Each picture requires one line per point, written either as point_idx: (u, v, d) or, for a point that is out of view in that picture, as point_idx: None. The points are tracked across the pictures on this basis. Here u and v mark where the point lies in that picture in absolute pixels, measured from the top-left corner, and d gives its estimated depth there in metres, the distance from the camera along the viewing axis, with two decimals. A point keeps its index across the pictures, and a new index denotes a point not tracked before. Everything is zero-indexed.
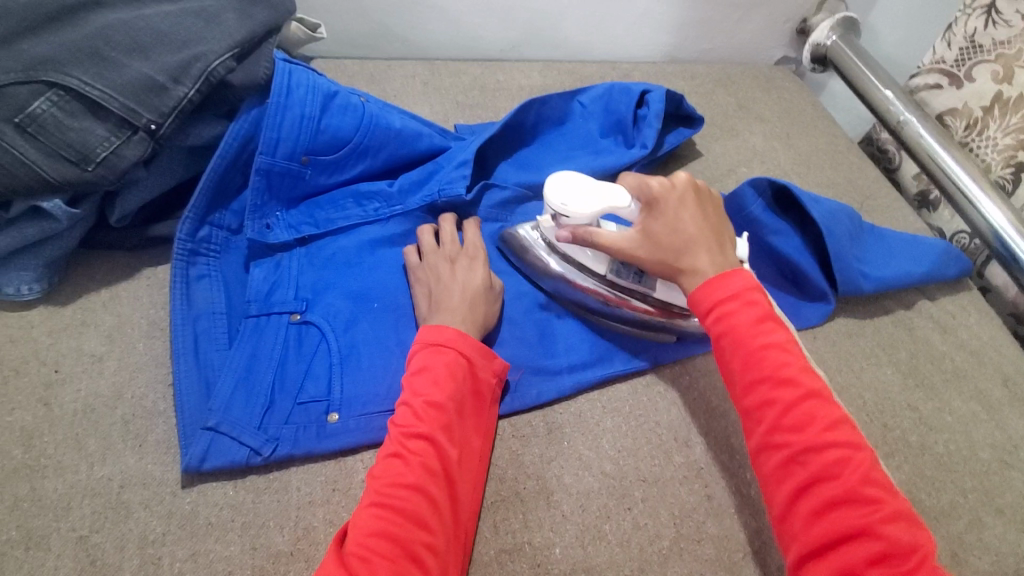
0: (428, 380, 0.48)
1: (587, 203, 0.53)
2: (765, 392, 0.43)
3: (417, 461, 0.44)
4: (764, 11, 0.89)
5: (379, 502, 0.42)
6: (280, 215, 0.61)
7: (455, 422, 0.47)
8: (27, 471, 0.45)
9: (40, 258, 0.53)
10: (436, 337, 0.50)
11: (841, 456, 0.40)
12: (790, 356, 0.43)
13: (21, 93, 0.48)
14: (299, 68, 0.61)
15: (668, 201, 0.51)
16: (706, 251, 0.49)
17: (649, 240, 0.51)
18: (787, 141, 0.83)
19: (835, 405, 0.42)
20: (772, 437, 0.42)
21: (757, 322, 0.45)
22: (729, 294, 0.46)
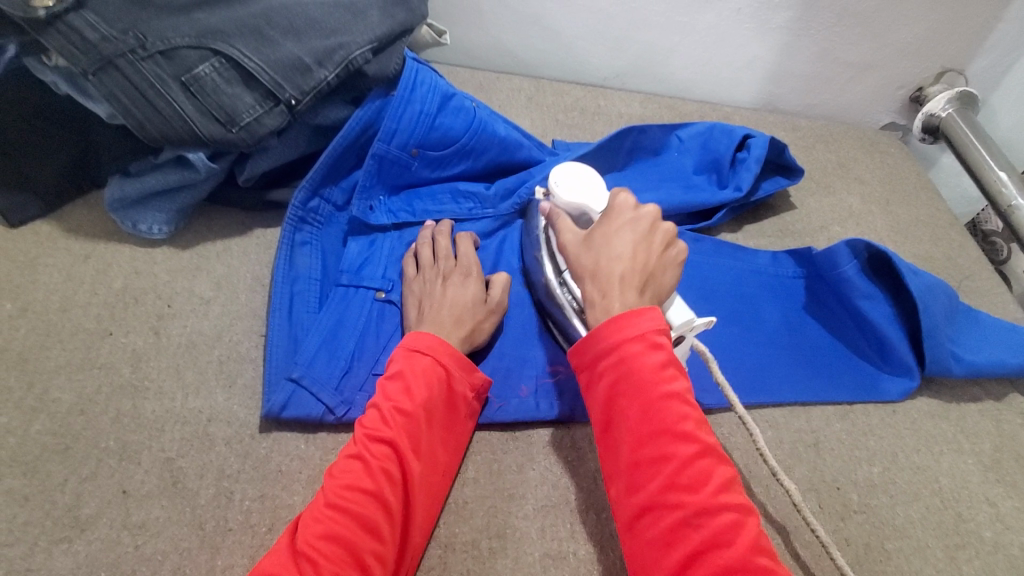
0: (400, 387, 0.46)
1: (573, 193, 0.57)
2: (661, 445, 0.39)
3: (378, 466, 0.43)
4: (875, 74, 0.86)
5: (333, 503, 0.41)
6: (382, 199, 0.65)
7: (422, 431, 0.46)
8: (131, 389, 0.50)
9: (174, 202, 0.59)
10: (415, 342, 0.49)
11: (735, 519, 0.37)
12: (688, 408, 0.40)
13: (191, 56, 0.54)
14: (426, 69, 0.65)
15: (621, 223, 0.48)
16: (618, 283, 0.45)
17: (584, 249, 0.49)
18: (886, 207, 0.80)
19: (727, 465, 0.39)
20: (665, 495, 0.38)
21: (661, 368, 0.41)
22: (637, 334, 0.42)
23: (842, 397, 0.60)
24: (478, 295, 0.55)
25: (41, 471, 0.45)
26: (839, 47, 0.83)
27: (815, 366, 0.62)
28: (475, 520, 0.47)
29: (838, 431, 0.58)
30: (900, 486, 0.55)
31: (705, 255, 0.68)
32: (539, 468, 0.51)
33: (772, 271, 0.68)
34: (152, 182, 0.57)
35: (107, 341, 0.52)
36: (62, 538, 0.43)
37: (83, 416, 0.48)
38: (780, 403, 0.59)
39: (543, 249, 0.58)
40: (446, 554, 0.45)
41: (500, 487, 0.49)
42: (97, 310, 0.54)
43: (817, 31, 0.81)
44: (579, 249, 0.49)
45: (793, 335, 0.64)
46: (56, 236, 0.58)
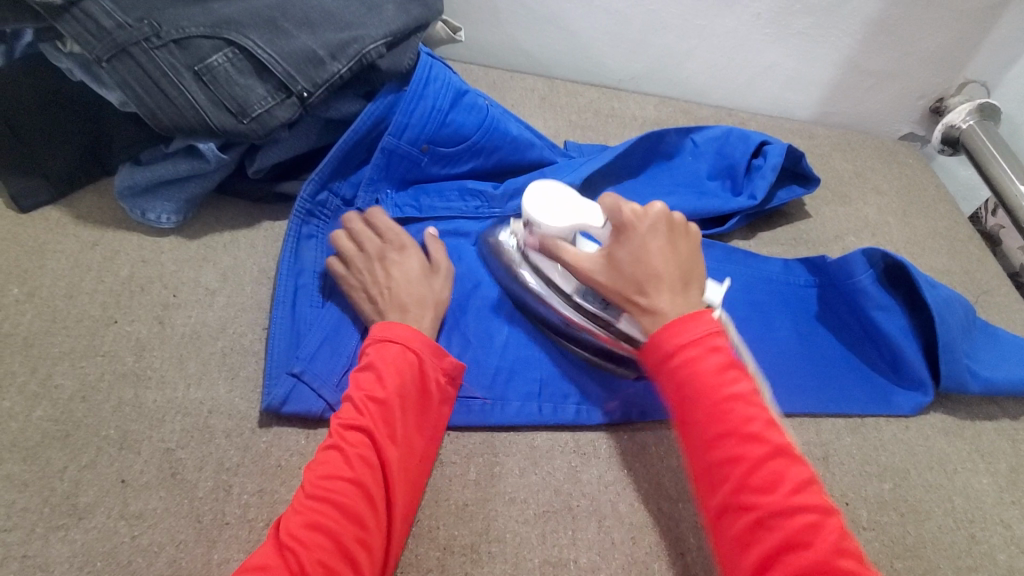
0: (371, 375, 0.46)
1: (561, 217, 0.53)
2: (730, 447, 0.39)
3: (355, 454, 0.43)
4: (896, 83, 0.85)
5: (314, 495, 0.41)
6: (389, 193, 0.64)
7: (397, 417, 0.45)
8: (133, 377, 0.50)
9: (183, 192, 0.58)
10: (381, 332, 0.49)
11: (814, 521, 0.36)
12: (755, 409, 0.40)
13: (204, 46, 0.54)
14: (440, 65, 0.65)
15: (643, 236, 0.47)
16: (668, 290, 0.45)
17: (614, 270, 0.48)
18: (903, 218, 0.79)
19: (802, 464, 0.39)
20: (737, 497, 0.38)
21: (722, 369, 0.41)
22: (693, 338, 0.42)
23: (852, 411, 0.59)
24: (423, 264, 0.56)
25: (41, 458, 0.45)
26: (859, 55, 0.81)
27: (825, 377, 0.60)
28: (475, 523, 0.46)
29: (848, 445, 0.57)
30: (912, 504, 0.54)
31: (716, 262, 0.67)
32: (541, 472, 0.50)
33: (784, 279, 0.67)
34: (162, 171, 0.57)
35: (112, 329, 0.52)
36: (59, 525, 0.42)
37: (85, 403, 0.48)
38: (789, 415, 0.58)
39: (529, 267, 0.57)
40: (444, 557, 0.45)
41: (501, 490, 0.48)
42: (103, 297, 0.54)
43: (838, 37, 0.80)
44: (611, 276, 0.48)
45: (804, 346, 0.62)
46: (66, 223, 0.58)
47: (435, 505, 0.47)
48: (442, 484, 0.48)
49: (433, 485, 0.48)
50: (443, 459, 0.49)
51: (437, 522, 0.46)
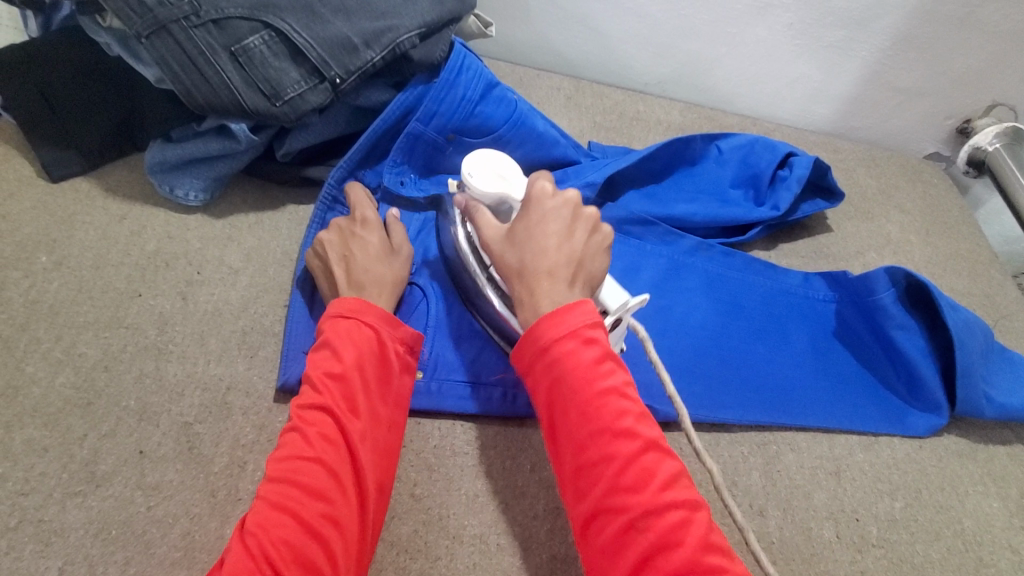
0: (326, 354, 0.45)
1: (489, 182, 0.52)
2: (602, 445, 0.38)
3: (314, 431, 0.42)
4: (923, 102, 0.84)
5: (276, 478, 0.40)
6: (413, 178, 0.65)
7: (358, 391, 0.44)
8: (155, 351, 0.50)
9: (211, 171, 0.59)
10: (338, 308, 0.48)
11: (682, 517, 0.35)
12: (627, 403, 0.39)
13: (242, 27, 0.54)
14: (472, 56, 0.65)
15: (541, 214, 0.47)
16: (545, 278, 0.44)
17: (507, 245, 0.47)
18: (925, 238, 0.78)
19: (675, 459, 0.38)
20: (609, 499, 0.37)
21: (596, 363, 0.40)
22: (569, 330, 0.40)
23: (866, 428, 0.58)
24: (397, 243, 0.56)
25: (62, 424, 0.46)
26: (889, 72, 0.81)
27: (840, 392, 0.60)
28: (485, 514, 0.46)
29: (860, 461, 0.57)
30: (922, 524, 0.54)
31: (736, 271, 0.66)
32: (552, 468, 0.50)
33: (803, 293, 0.66)
34: (192, 150, 0.58)
35: (136, 302, 0.53)
36: (77, 492, 0.43)
37: (107, 373, 0.48)
38: (804, 427, 0.57)
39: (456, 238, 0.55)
40: (454, 545, 0.45)
41: (512, 483, 0.48)
42: (129, 270, 0.54)
43: (869, 53, 0.79)
44: (500, 246, 0.47)
45: (821, 360, 0.62)
46: (94, 195, 0.59)
47: (446, 495, 0.47)
48: (454, 474, 0.48)
49: (445, 475, 0.48)
50: (456, 450, 0.50)
51: (449, 511, 0.46)
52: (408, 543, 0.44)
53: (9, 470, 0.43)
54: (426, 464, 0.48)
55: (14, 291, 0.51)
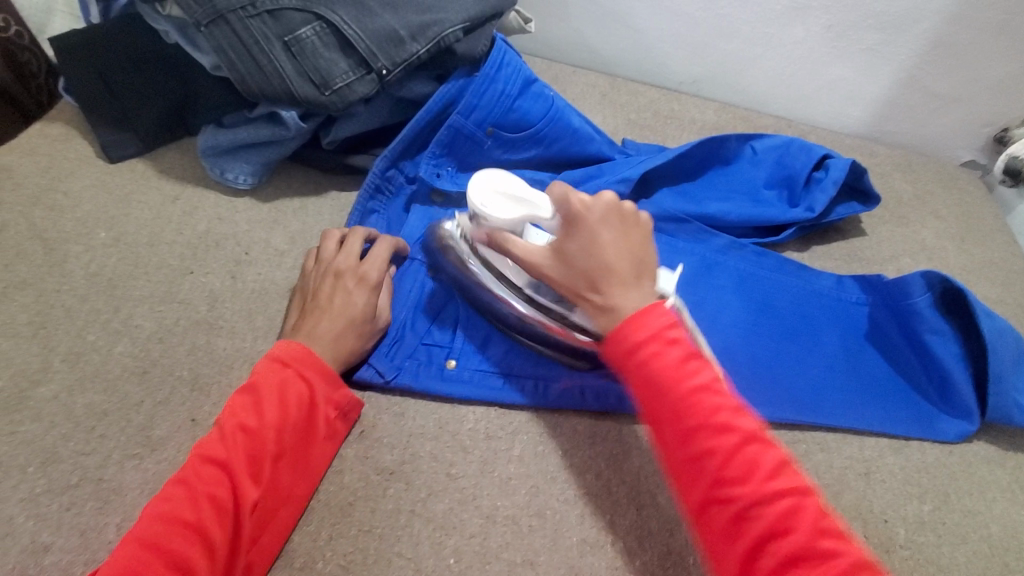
0: (249, 403, 0.44)
1: (507, 208, 0.50)
2: (701, 441, 0.38)
3: (204, 491, 0.40)
4: (963, 108, 0.82)
5: (145, 540, 0.38)
6: (451, 171, 0.66)
7: (266, 458, 0.43)
8: (206, 325, 0.53)
9: (261, 156, 0.61)
10: (280, 352, 0.47)
11: (792, 505, 0.36)
12: (721, 397, 0.40)
13: (295, 19, 0.56)
14: (512, 52, 0.66)
15: (588, 228, 0.46)
16: (621, 288, 0.44)
17: (567, 267, 0.46)
18: (960, 245, 0.77)
19: (776, 448, 0.38)
20: (714, 492, 0.38)
21: (682, 361, 0.40)
22: (652, 332, 0.41)
23: (896, 432, 0.58)
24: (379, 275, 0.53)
25: (120, 390, 0.48)
26: (928, 76, 0.80)
27: (871, 395, 0.60)
28: (518, 496, 0.48)
29: (887, 463, 0.57)
30: (949, 527, 0.53)
31: (768, 271, 0.66)
32: (584, 456, 0.51)
33: (835, 295, 0.66)
34: (244, 135, 0.60)
35: (188, 279, 0.55)
36: (134, 454, 0.45)
37: (161, 344, 0.51)
38: (833, 428, 0.58)
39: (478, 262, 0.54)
40: (487, 524, 0.46)
41: (544, 468, 0.50)
42: (181, 249, 0.57)
43: (907, 57, 0.78)
44: (562, 272, 0.47)
45: (852, 363, 0.62)
46: (150, 175, 0.62)
47: (480, 476, 0.49)
48: (488, 456, 0.50)
49: (479, 457, 0.50)
50: (489, 433, 0.51)
51: (482, 491, 0.48)
52: (444, 519, 0.46)
53: (72, 430, 0.46)
54: (461, 446, 0.50)
55: (75, 264, 0.54)
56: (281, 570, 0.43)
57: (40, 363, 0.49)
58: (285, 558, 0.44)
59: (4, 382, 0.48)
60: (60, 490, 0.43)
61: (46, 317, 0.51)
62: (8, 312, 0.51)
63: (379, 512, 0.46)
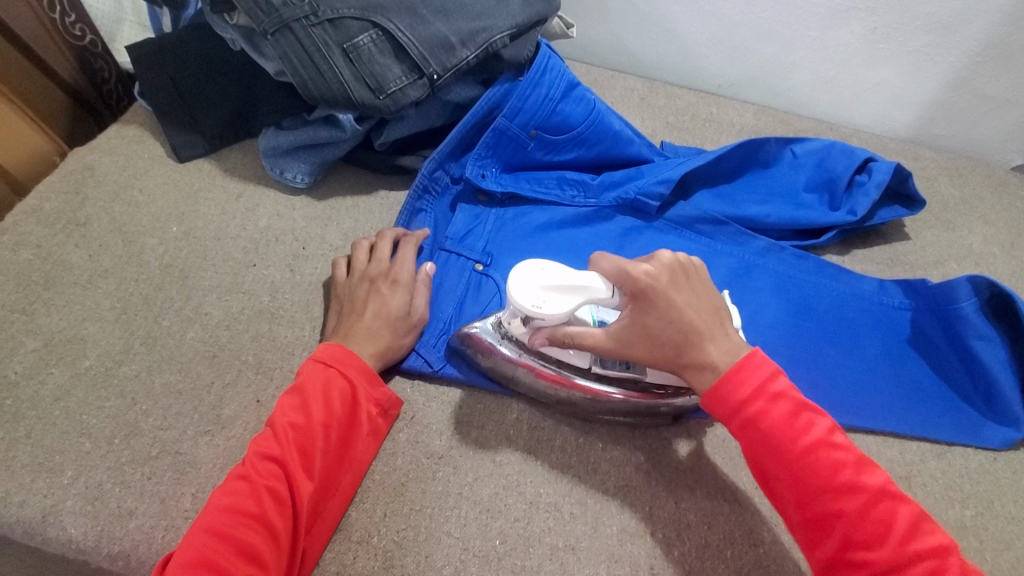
0: (297, 402, 0.47)
1: (561, 301, 0.47)
2: (827, 503, 0.40)
3: (263, 484, 0.43)
4: (1015, 111, 0.80)
5: (211, 529, 0.41)
6: (495, 172, 0.69)
7: (317, 453, 0.46)
8: (268, 314, 0.56)
9: (316, 157, 0.65)
10: (322, 354, 0.50)
11: (932, 566, 0.38)
12: (841, 454, 0.41)
13: (354, 27, 0.59)
14: (556, 57, 0.68)
15: (665, 298, 0.45)
16: (716, 344, 0.45)
17: (651, 340, 0.46)
18: (1010, 250, 0.75)
19: (907, 504, 0.40)
20: (846, 553, 0.39)
21: (791, 416, 0.42)
22: (757, 387, 0.43)
23: (938, 437, 0.58)
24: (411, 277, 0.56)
25: (192, 371, 0.52)
26: (977, 78, 0.78)
27: (913, 399, 0.60)
28: (561, 484, 0.50)
29: (929, 467, 0.56)
30: (993, 533, 0.53)
31: (807, 274, 0.67)
32: (624, 448, 0.52)
33: (877, 299, 0.66)
34: (302, 137, 0.64)
35: (251, 270, 0.59)
36: (206, 431, 0.49)
37: (228, 331, 0.55)
38: (873, 431, 0.58)
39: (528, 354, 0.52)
40: (531, 509, 0.49)
41: (586, 459, 0.51)
42: (245, 242, 0.61)
43: (957, 60, 0.77)
44: (650, 347, 0.46)
45: (893, 367, 0.61)
46: (216, 174, 0.66)
47: (524, 463, 0.51)
48: (531, 445, 0.52)
49: (523, 445, 0.52)
50: (532, 423, 0.53)
51: (526, 477, 0.50)
52: (489, 503, 0.49)
53: (151, 407, 0.50)
54: (505, 434, 0.52)
55: (151, 255, 0.59)
56: (339, 542, 0.46)
57: (122, 345, 0.53)
58: (343, 532, 0.47)
59: (91, 361, 0.52)
60: (143, 460, 0.48)
61: (126, 305, 0.56)
62: (93, 298, 0.56)
63: (429, 493, 0.49)
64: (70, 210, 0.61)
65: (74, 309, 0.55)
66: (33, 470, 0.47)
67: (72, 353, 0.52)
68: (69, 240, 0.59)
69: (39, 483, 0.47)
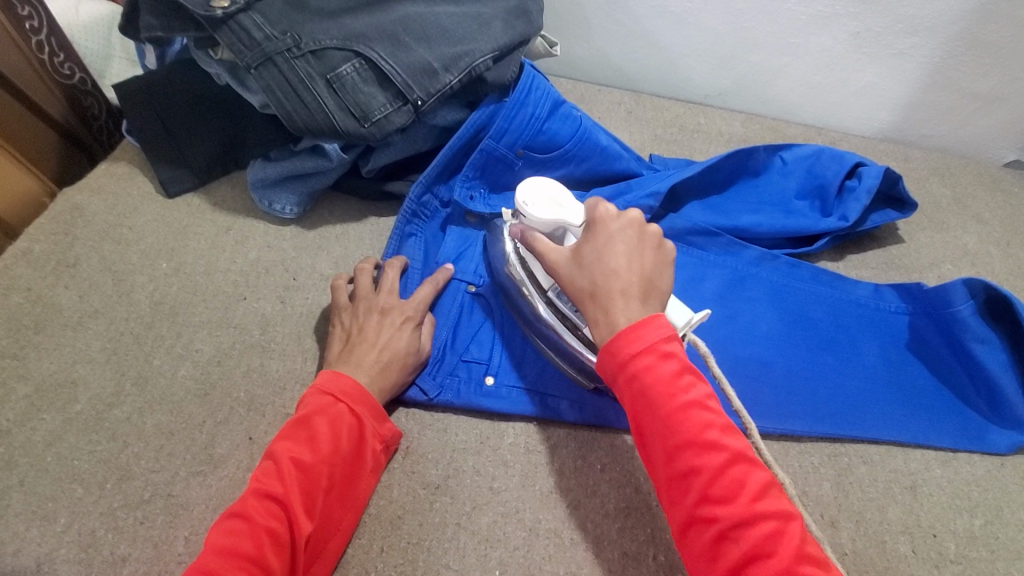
0: (303, 437, 0.46)
1: (543, 209, 0.53)
2: (690, 458, 0.39)
3: (262, 525, 0.42)
4: (1003, 109, 0.80)
5: (207, 571, 0.39)
6: (483, 193, 0.68)
7: (320, 492, 0.45)
8: (260, 348, 0.56)
9: (304, 187, 0.65)
10: (331, 386, 0.49)
11: (776, 527, 0.37)
12: (711, 414, 0.40)
13: (336, 57, 0.60)
14: (540, 77, 0.69)
15: (607, 236, 0.47)
16: (620, 297, 0.44)
17: (575, 269, 0.47)
18: (1007, 249, 0.75)
19: (764, 470, 0.39)
20: (700, 509, 0.38)
21: (676, 376, 0.41)
22: (646, 343, 0.41)
23: (944, 444, 0.57)
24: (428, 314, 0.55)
25: (183, 411, 0.52)
26: (965, 77, 0.78)
27: (915, 406, 0.59)
28: (559, 510, 0.49)
29: (937, 476, 0.55)
30: (1005, 542, 0.52)
31: (802, 282, 0.66)
32: (623, 470, 0.51)
33: (873, 305, 0.65)
34: (289, 168, 0.64)
35: (241, 304, 0.59)
36: (198, 471, 0.49)
37: (219, 367, 0.54)
38: (877, 441, 0.57)
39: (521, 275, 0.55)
40: (530, 537, 0.48)
41: (584, 482, 0.51)
42: (234, 276, 0.61)
43: (942, 60, 0.77)
44: (570, 270, 0.47)
45: (893, 373, 0.61)
46: (204, 209, 0.66)
47: (522, 489, 0.50)
48: (529, 470, 0.51)
49: (520, 471, 0.51)
50: (529, 448, 0.53)
51: (524, 504, 0.49)
52: (488, 532, 0.48)
53: (143, 449, 0.50)
54: (502, 460, 0.52)
55: (141, 293, 0.59)
56: None
57: (113, 387, 0.53)
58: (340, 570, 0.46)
59: (82, 404, 0.52)
60: (135, 504, 0.47)
61: (117, 345, 0.55)
62: (83, 340, 0.55)
63: (426, 526, 0.48)
64: (60, 252, 0.61)
65: (66, 352, 0.55)
66: (26, 517, 0.46)
67: (63, 397, 0.52)
68: (60, 282, 0.59)
69: (31, 531, 0.46)
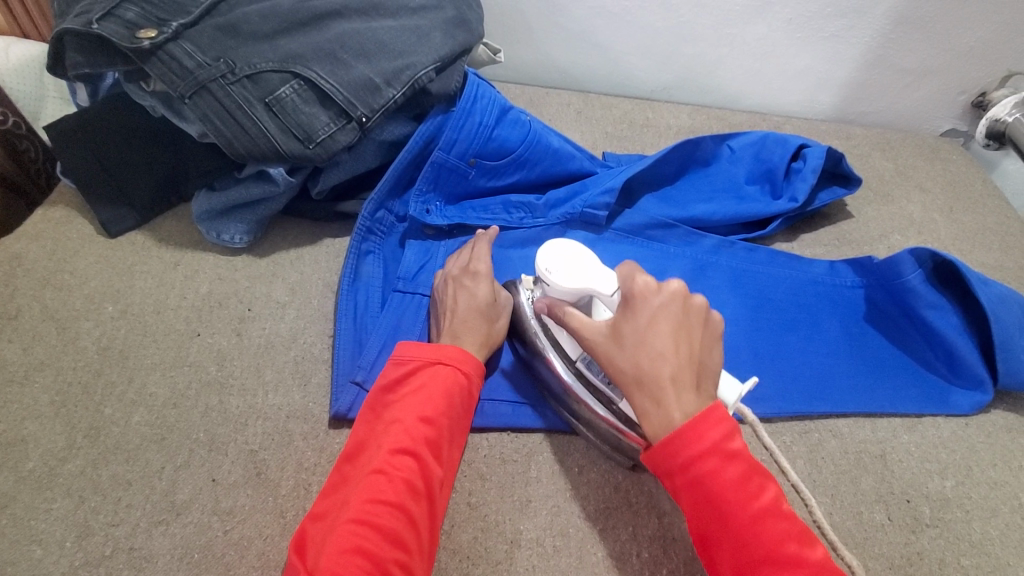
0: (421, 397, 0.47)
1: (571, 276, 0.51)
2: (766, 573, 0.37)
3: (398, 476, 0.43)
4: (934, 81, 0.84)
5: (359, 519, 0.41)
6: (439, 205, 0.68)
7: (444, 442, 0.47)
8: (218, 385, 0.54)
9: (253, 215, 0.63)
10: (438, 354, 0.50)
11: None
12: (784, 522, 0.38)
13: (274, 80, 0.58)
14: (485, 84, 0.68)
15: (651, 315, 0.43)
16: (669, 387, 0.41)
17: (615, 349, 0.44)
18: (949, 215, 0.78)
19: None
20: None
21: (744, 480, 0.39)
22: (712, 446, 0.39)
23: (909, 410, 0.58)
24: (488, 296, 0.56)
25: (141, 458, 0.49)
26: (895, 54, 0.81)
27: (878, 375, 0.60)
28: (539, 518, 0.48)
29: (906, 443, 0.57)
30: (977, 501, 0.53)
31: (759, 265, 0.67)
32: (600, 470, 0.51)
33: (829, 281, 0.66)
34: (235, 196, 0.62)
35: (195, 341, 0.57)
36: (160, 520, 0.47)
37: (176, 409, 0.52)
38: (844, 413, 0.58)
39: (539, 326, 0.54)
40: (513, 549, 0.47)
41: (562, 486, 0.50)
42: (186, 312, 0.59)
43: (872, 39, 0.80)
44: (608, 350, 0.44)
45: (854, 345, 0.62)
46: (149, 246, 0.64)
47: (501, 501, 0.49)
48: (506, 481, 0.50)
49: (498, 482, 0.50)
50: (504, 458, 0.52)
51: (504, 517, 0.48)
52: (469, 549, 0.47)
53: (101, 503, 0.47)
54: (478, 474, 0.51)
55: (87, 339, 0.56)
56: None
57: (64, 442, 0.50)
58: None
59: (33, 462, 0.49)
60: (96, 561, 0.45)
61: (65, 396, 0.52)
62: (30, 395, 0.52)
63: None
64: None
65: (12, 409, 0.52)
66: None
67: (12, 456, 0.49)
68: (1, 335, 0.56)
69: None
